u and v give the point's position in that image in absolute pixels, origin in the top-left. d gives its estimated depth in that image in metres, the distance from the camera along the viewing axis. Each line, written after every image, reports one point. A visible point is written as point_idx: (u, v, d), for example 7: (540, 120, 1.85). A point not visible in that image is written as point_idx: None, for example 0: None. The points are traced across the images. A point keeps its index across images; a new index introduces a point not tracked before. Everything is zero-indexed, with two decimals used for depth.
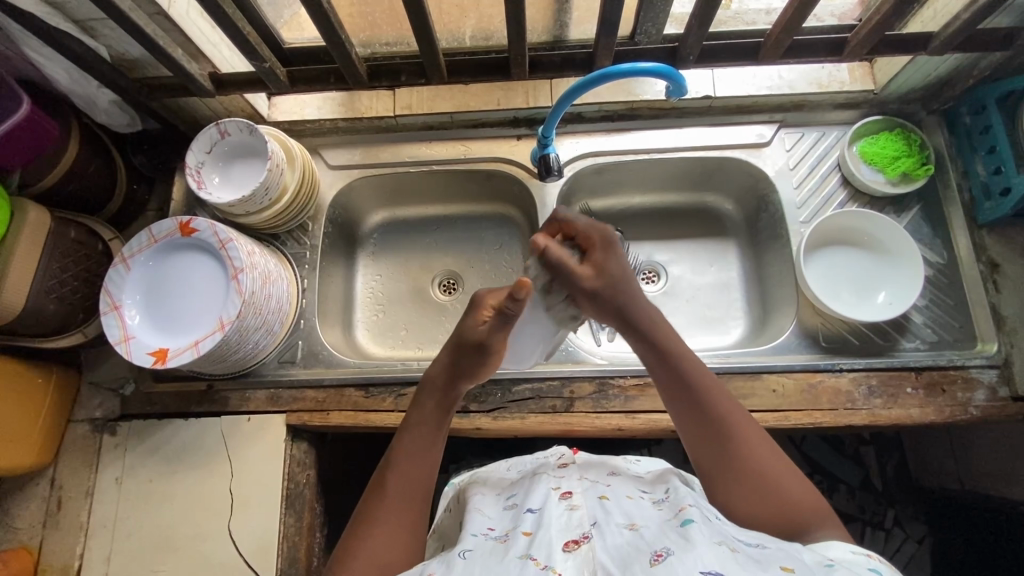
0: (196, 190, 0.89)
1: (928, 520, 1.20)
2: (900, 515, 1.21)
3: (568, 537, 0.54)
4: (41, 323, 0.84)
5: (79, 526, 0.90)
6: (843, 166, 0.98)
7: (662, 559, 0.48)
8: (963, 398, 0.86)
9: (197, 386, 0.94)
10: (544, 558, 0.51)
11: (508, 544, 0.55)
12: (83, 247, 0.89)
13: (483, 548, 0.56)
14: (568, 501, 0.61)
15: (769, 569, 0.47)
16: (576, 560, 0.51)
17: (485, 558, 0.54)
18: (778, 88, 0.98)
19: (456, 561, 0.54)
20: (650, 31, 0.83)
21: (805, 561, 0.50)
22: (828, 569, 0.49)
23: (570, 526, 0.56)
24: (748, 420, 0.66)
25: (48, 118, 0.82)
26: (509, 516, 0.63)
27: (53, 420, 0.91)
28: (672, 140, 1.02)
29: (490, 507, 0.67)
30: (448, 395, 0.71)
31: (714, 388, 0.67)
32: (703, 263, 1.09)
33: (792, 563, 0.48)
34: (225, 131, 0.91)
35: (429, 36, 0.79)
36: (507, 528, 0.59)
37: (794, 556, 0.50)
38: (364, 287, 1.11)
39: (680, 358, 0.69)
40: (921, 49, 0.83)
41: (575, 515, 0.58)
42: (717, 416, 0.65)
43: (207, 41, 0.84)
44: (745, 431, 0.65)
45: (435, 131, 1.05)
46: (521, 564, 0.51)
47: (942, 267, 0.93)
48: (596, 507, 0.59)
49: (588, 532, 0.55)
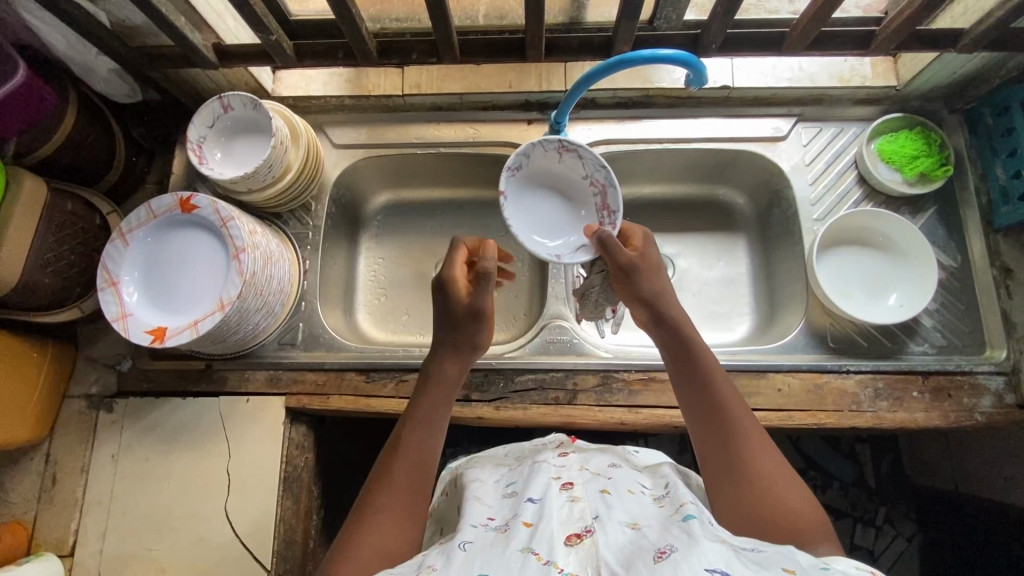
0: (204, 167, 0.87)
1: (918, 519, 1.21)
2: (891, 513, 1.22)
3: (569, 531, 0.54)
4: (36, 297, 0.82)
5: (74, 502, 0.89)
6: (860, 164, 0.96)
7: (665, 555, 0.48)
8: (969, 404, 0.86)
9: (196, 364, 0.93)
10: (546, 553, 0.50)
11: (509, 535, 0.55)
12: (80, 220, 0.87)
13: (483, 540, 0.55)
14: (570, 493, 0.60)
15: (770, 569, 0.47)
16: (578, 555, 0.51)
17: (486, 550, 0.53)
18: (799, 81, 0.95)
19: (455, 554, 0.53)
20: (669, 16, 0.80)
21: (800, 562, 0.48)
22: (824, 570, 0.47)
23: (571, 518, 0.55)
24: (774, 456, 0.63)
25: (46, 86, 0.79)
26: (509, 505, 0.62)
27: (49, 395, 0.90)
28: (686, 131, 0.99)
29: (489, 495, 0.66)
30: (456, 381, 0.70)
31: (713, 368, 0.69)
32: (712, 258, 1.08)
33: (793, 562, 0.48)
34: (228, 105, 0.88)
35: (442, 13, 0.76)
36: (507, 517, 0.59)
37: (789, 554, 0.50)
38: (366, 270, 1.10)
39: (698, 355, 0.70)
40: (950, 47, 0.80)
41: (576, 508, 0.57)
42: (713, 396, 0.67)
43: (210, 10, 0.80)
44: (745, 421, 0.65)
45: (443, 112, 1.02)
46: (521, 558, 0.50)
47: (955, 271, 0.92)
48: (597, 500, 0.59)
49: (590, 525, 0.54)
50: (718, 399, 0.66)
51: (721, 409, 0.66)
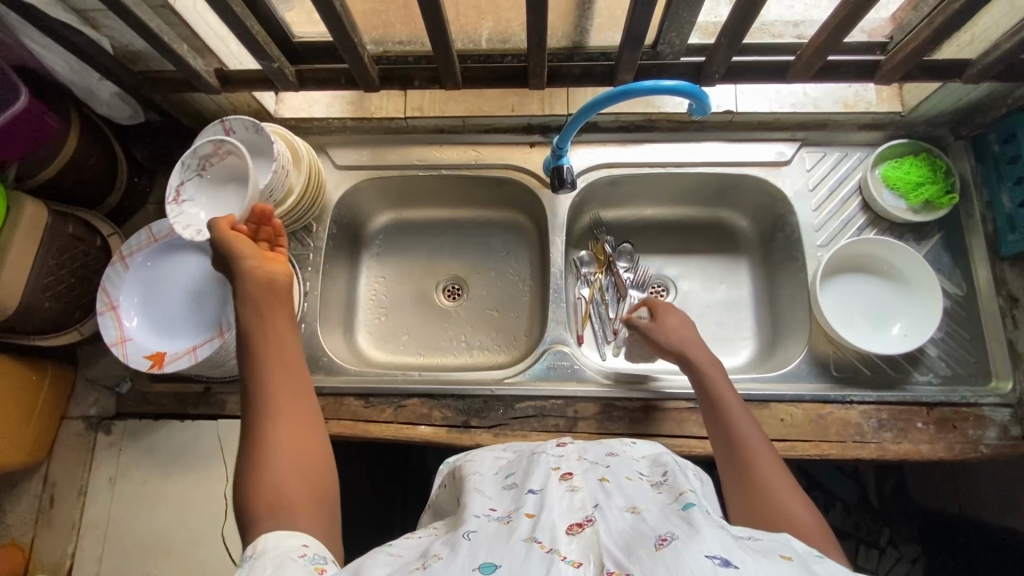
0: (168, 210, 0.84)
1: (922, 541, 1.19)
2: (895, 535, 1.20)
3: (570, 521, 0.52)
4: (36, 321, 0.82)
5: (71, 525, 0.88)
6: (864, 190, 0.95)
7: (666, 542, 0.47)
8: (974, 435, 0.84)
9: (194, 387, 0.93)
10: (549, 541, 0.48)
11: (511, 526, 0.52)
12: (81, 243, 0.87)
13: (487, 530, 0.53)
14: (569, 484, 0.59)
15: (768, 556, 0.46)
16: (580, 544, 0.49)
17: (490, 538, 0.51)
18: (802, 106, 0.94)
19: (460, 544, 0.51)
20: (672, 40, 0.78)
21: (796, 549, 0.48)
22: (820, 558, 0.47)
23: (571, 509, 0.53)
24: (789, 481, 0.62)
25: (45, 110, 0.78)
26: (509, 495, 0.60)
27: (47, 417, 0.90)
28: (689, 155, 0.99)
29: (488, 487, 0.64)
30: (266, 286, 0.71)
31: (727, 395, 0.72)
32: (714, 280, 1.07)
33: (789, 549, 0.48)
34: (203, 155, 0.85)
35: (445, 42, 0.75)
36: (509, 508, 0.57)
37: (784, 542, 0.49)
38: (367, 290, 1.09)
39: (720, 397, 0.72)
40: (956, 77, 0.80)
41: (576, 498, 0.55)
42: (733, 429, 0.68)
43: (213, 36, 0.80)
44: (761, 449, 0.65)
45: (445, 134, 1.02)
46: (524, 547, 0.48)
47: (960, 299, 0.91)
48: (596, 489, 0.57)
49: (591, 515, 0.52)
50: (737, 432, 0.68)
51: (739, 441, 0.67)
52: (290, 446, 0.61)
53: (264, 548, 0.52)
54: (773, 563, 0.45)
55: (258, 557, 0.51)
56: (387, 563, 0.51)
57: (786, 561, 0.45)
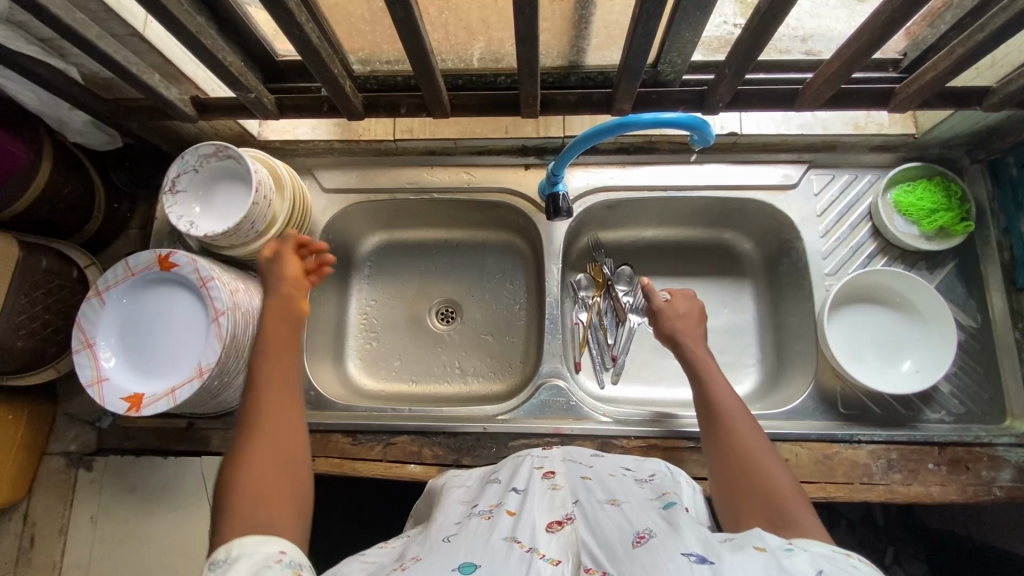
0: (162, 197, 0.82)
1: (929, 560, 1.13)
2: (900, 553, 1.14)
3: (550, 518, 0.48)
4: (8, 361, 0.79)
5: (51, 566, 0.86)
6: (875, 216, 0.91)
7: (644, 541, 0.43)
8: (987, 477, 0.80)
9: (176, 424, 0.89)
10: (529, 540, 0.44)
11: (492, 523, 0.49)
12: (56, 276, 0.83)
13: (466, 530, 0.49)
14: (551, 481, 0.56)
15: (740, 548, 0.42)
16: (560, 541, 0.45)
17: (469, 539, 0.46)
18: (810, 128, 0.90)
19: (439, 545, 0.47)
20: (674, 61, 0.74)
21: (769, 541, 0.43)
22: (791, 552, 0.42)
23: (553, 506, 0.50)
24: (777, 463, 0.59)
25: (12, 141, 0.74)
26: (492, 494, 0.58)
27: (27, 454, 0.87)
28: (690, 177, 0.95)
29: (473, 489, 0.62)
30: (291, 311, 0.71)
31: (715, 368, 0.71)
32: (716, 305, 1.03)
33: (762, 541, 0.43)
34: (206, 157, 0.82)
35: (429, 70, 0.71)
36: (492, 504, 0.54)
37: (756, 534, 0.45)
38: (357, 314, 1.06)
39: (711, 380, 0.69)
40: (976, 104, 0.75)
41: (557, 496, 0.52)
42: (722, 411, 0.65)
43: (187, 63, 0.76)
44: (748, 434, 0.62)
45: (437, 155, 0.99)
46: (504, 547, 0.44)
47: (974, 332, 0.87)
48: (578, 485, 0.55)
49: (572, 513, 0.49)
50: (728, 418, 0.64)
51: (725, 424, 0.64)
52: (276, 443, 0.58)
53: (238, 553, 0.48)
54: (745, 556, 0.41)
55: (232, 563, 0.47)
56: (362, 569, 0.46)
57: (758, 552, 0.41)
